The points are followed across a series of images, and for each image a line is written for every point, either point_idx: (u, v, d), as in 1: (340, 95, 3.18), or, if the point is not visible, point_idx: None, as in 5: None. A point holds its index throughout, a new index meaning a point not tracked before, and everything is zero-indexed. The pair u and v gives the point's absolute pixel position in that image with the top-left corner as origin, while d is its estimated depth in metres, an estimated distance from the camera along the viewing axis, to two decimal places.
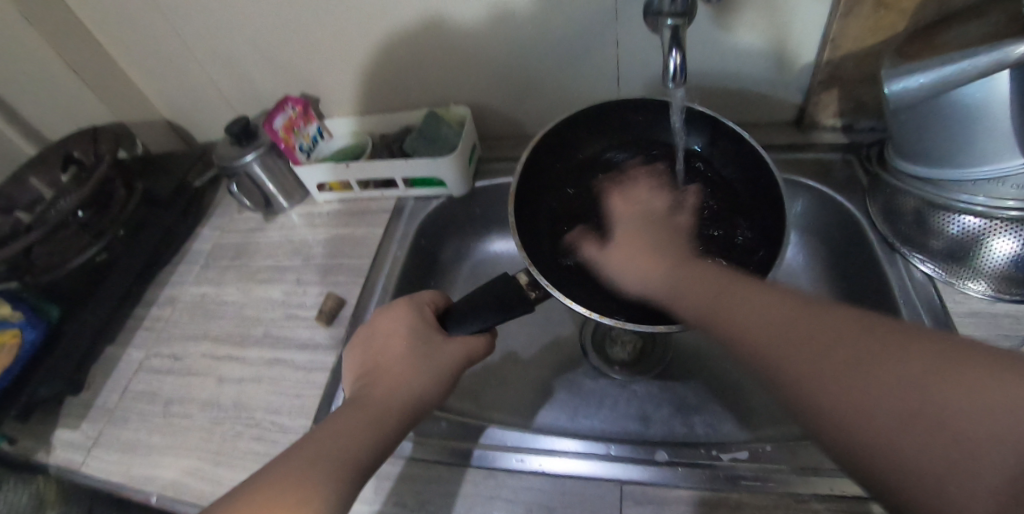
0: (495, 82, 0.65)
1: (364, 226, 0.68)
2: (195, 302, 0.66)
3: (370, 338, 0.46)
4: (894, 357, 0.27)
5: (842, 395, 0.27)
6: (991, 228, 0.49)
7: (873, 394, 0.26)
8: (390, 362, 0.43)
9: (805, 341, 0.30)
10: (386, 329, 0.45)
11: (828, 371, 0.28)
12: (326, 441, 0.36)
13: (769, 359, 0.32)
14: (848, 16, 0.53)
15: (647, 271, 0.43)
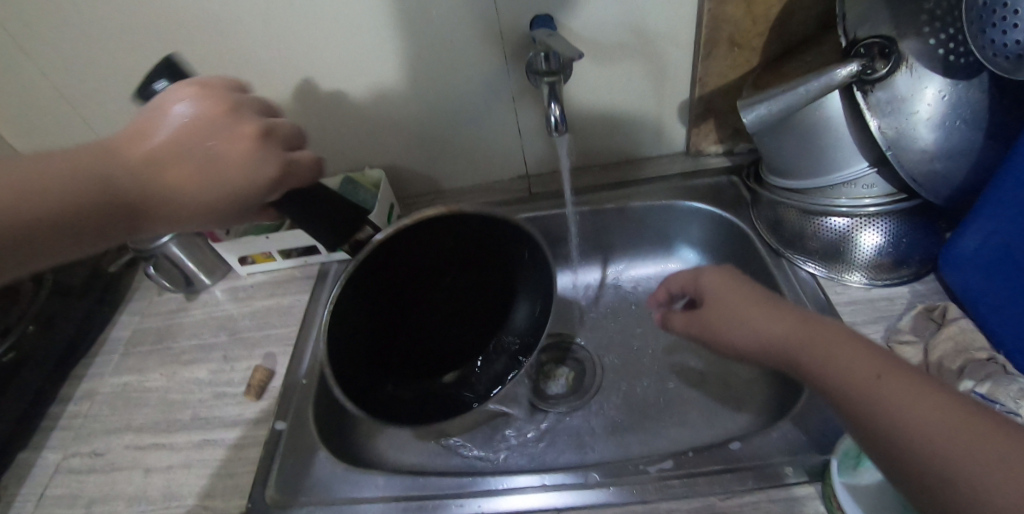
0: (408, 143, 0.69)
1: (290, 294, 0.69)
2: (117, 393, 0.63)
3: (183, 122, 0.36)
4: (949, 412, 0.29)
5: (931, 437, 0.28)
6: (856, 224, 0.56)
7: (966, 444, 0.27)
8: (242, 156, 0.37)
9: (867, 376, 0.32)
10: (223, 150, 0.36)
11: (918, 412, 0.29)
12: (4, 187, 0.32)
13: (844, 392, 0.33)
14: (709, 57, 0.60)
15: (762, 322, 0.39)
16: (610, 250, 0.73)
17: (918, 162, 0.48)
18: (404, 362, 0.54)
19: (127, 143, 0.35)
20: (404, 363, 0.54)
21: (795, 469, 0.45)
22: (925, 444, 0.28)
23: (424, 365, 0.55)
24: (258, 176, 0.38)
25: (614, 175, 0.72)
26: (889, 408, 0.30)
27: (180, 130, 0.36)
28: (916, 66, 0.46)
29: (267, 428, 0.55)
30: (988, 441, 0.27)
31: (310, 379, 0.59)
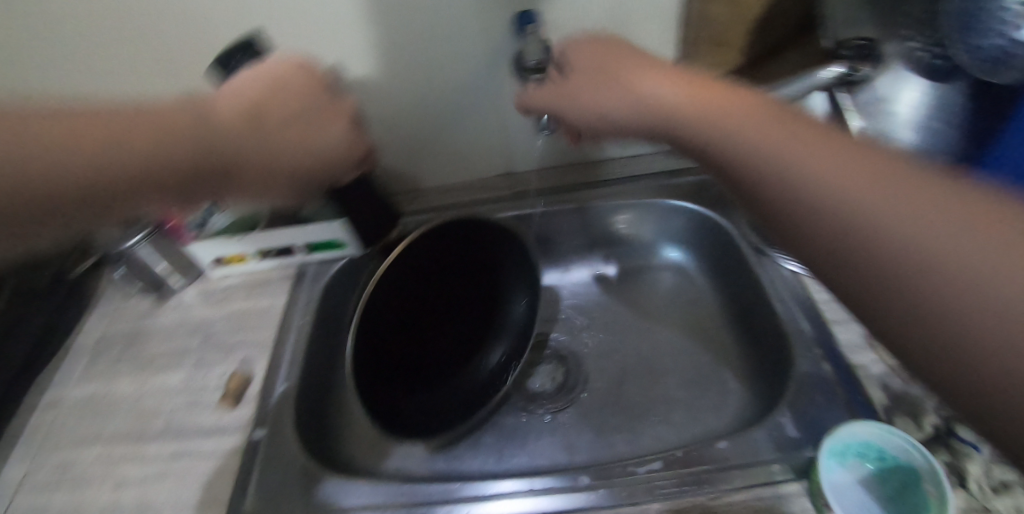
0: (387, 138, 0.67)
1: (265, 297, 0.67)
2: (84, 402, 0.60)
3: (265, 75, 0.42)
4: (935, 199, 0.24)
5: (915, 252, 0.23)
6: None
7: (941, 235, 0.23)
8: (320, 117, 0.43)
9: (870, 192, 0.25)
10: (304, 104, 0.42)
11: (884, 202, 0.24)
12: (121, 146, 0.33)
13: (828, 246, 0.27)
14: (692, 56, 0.60)
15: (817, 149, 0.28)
16: (592, 248, 0.73)
17: None
18: (422, 369, 0.61)
19: (224, 102, 0.39)
20: (412, 368, 0.60)
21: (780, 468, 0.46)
22: (930, 263, 0.23)
23: (432, 369, 0.61)
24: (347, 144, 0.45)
25: (596, 173, 0.71)
26: (885, 235, 0.24)
27: (261, 100, 0.40)
28: (901, 70, 0.48)
29: (245, 438, 0.53)
30: (985, 226, 0.22)
31: (289, 385, 0.57)
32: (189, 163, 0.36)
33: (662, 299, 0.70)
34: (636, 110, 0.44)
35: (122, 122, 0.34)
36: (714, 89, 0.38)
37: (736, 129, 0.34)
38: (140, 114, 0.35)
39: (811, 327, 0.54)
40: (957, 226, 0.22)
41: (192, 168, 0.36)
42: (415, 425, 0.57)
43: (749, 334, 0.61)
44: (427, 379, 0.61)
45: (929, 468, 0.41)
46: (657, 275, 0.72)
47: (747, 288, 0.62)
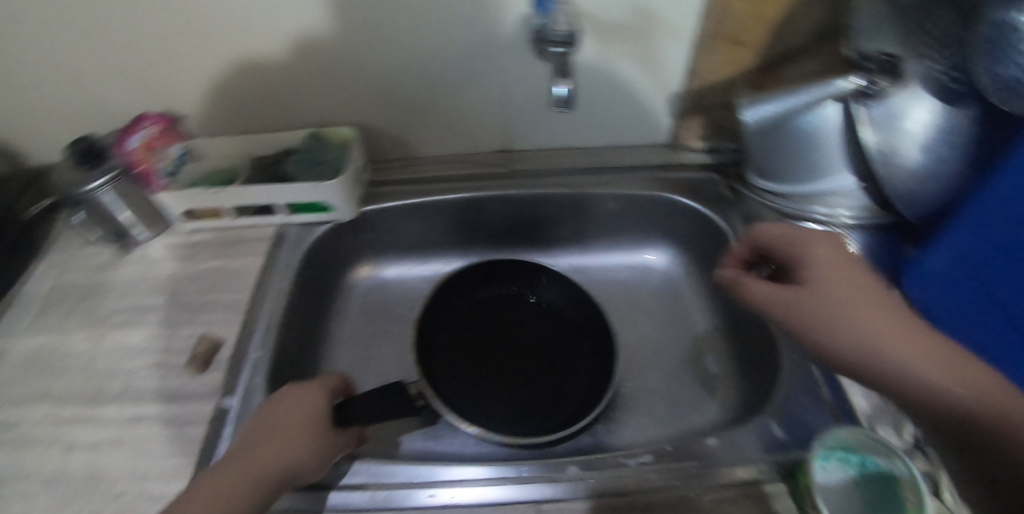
0: (382, 102, 0.63)
1: (239, 257, 0.62)
2: (30, 357, 0.55)
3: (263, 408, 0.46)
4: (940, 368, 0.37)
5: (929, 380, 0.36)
6: (833, 232, 0.56)
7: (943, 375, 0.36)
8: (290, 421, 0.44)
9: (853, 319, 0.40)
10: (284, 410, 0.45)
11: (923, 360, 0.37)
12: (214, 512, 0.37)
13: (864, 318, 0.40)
14: (708, 51, 0.59)
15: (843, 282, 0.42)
16: (585, 237, 0.71)
17: (901, 181, 0.49)
18: (538, 373, 0.61)
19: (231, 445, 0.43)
20: (534, 371, 0.61)
21: (764, 468, 0.46)
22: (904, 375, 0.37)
23: (559, 375, 0.61)
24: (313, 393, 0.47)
25: (597, 159, 0.69)
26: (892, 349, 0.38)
27: (276, 429, 0.44)
28: (915, 86, 0.45)
29: (213, 405, 0.50)
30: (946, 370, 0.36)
31: (262, 354, 0.53)
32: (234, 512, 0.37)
33: (650, 294, 0.70)
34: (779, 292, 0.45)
35: (212, 474, 0.40)
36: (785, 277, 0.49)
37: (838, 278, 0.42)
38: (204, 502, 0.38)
39: None
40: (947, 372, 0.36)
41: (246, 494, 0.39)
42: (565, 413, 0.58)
43: (736, 336, 0.61)
44: (565, 387, 0.60)
45: (909, 475, 0.41)
46: (647, 270, 0.71)
47: None
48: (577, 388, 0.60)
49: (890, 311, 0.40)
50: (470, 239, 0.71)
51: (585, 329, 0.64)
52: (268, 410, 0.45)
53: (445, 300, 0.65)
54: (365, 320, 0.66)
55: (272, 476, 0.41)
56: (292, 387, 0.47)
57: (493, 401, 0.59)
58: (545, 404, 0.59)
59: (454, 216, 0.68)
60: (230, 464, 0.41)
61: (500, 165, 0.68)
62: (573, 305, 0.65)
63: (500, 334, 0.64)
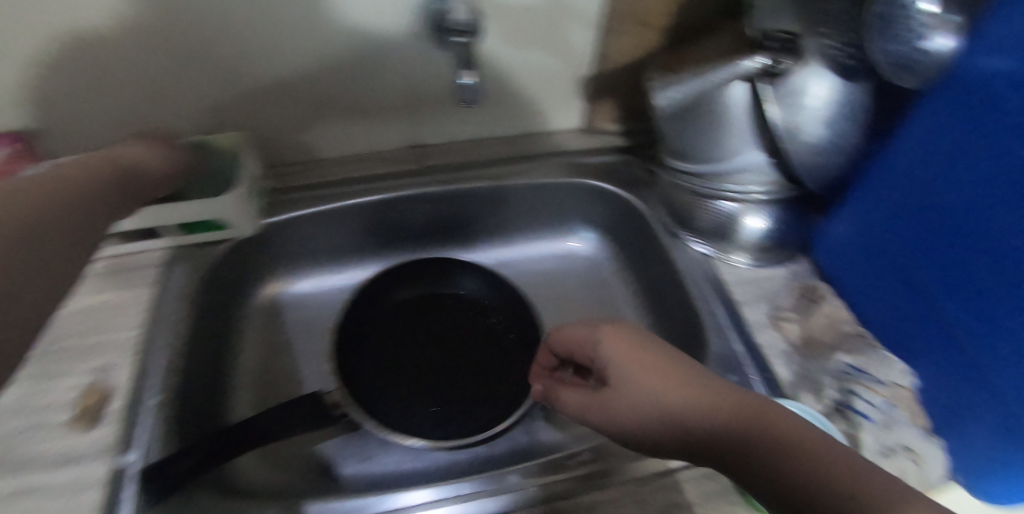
0: (270, 103, 0.57)
1: (124, 291, 0.55)
2: None
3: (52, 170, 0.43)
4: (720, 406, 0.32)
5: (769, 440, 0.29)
6: (744, 207, 0.57)
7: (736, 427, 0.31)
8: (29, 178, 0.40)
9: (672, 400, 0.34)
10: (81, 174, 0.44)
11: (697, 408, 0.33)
12: None
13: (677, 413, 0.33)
14: (615, 31, 0.56)
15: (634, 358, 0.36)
16: (508, 229, 0.69)
17: (804, 154, 0.50)
18: (469, 373, 0.59)
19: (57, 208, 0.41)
20: (463, 371, 0.59)
21: None
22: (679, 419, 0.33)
23: (490, 372, 0.59)
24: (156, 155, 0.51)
25: (513, 148, 0.67)
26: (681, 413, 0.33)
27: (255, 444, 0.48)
28: (814, 63, 0.46)
29: (108, 466, 0.44)
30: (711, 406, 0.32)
31: (161, 400, 0.48)
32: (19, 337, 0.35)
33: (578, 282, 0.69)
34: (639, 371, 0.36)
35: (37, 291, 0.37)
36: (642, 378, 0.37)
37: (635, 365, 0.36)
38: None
39: (721, 312, 0.56)
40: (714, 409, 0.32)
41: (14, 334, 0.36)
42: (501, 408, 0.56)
43: (663, 317, 0.62)
44: (495, 379, 0.58)
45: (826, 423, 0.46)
46: (573, 257, 0.70)
47: (663, 269, 0.62)
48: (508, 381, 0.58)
49: (706, 386, 0.34)
50: (388, 242, 0.66)
51: (511, 321, 0.63)
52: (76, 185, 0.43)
53: (362, 307, 0.62)
54: (280, 342, 0.61)
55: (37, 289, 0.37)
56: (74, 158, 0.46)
57: (423, 405, 0.56)
58: (476, 400, 0.57)
59: (367, 221, 0.63)
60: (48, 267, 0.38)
61: (412, 162, 0.64)
62: (498, 297, 0.64)
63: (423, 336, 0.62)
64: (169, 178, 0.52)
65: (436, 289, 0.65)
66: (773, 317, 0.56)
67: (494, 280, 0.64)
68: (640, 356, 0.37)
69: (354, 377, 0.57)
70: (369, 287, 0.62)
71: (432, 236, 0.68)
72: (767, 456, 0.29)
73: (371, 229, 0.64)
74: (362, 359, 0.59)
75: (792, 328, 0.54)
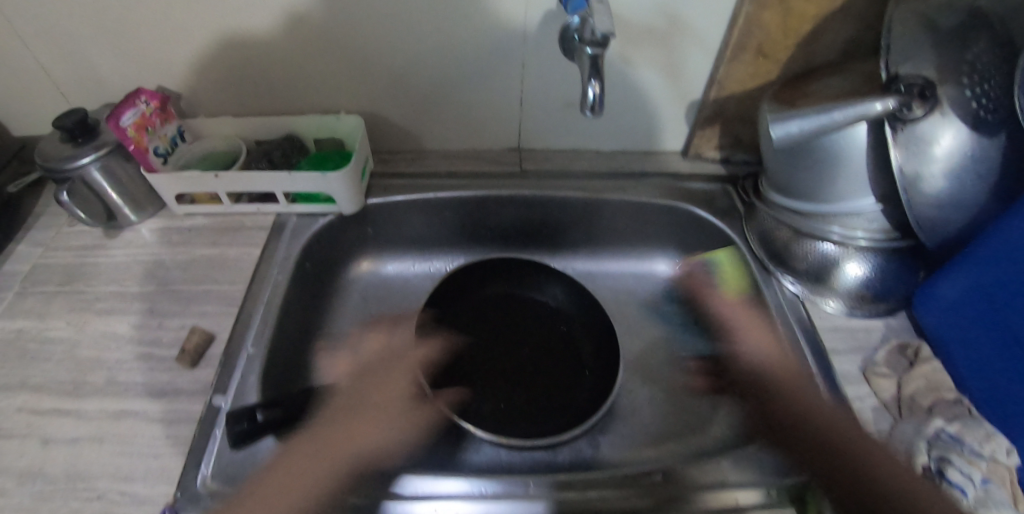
0: (392, 91, 0.60)
1: (237, 246, 0.59)
2: (8, 341, 0.53)
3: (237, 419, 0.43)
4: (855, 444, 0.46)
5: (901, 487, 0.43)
6: (846, 253, 0.55)
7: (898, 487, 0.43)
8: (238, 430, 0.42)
9: (841, 429, 0.47)
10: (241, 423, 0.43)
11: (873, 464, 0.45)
12: None
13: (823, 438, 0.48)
14: (733, 61, 0.57)
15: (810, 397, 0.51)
16: (595, 242, 0.70)
17: (923, 205, 0.48)
18: (540, 377, 0.59)
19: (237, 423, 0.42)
20: (535, 375, 0.60)
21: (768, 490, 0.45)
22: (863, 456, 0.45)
23: (560, 379, 0.60)
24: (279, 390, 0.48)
25: (610, 164, 0.67)
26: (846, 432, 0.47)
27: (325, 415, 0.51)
28: (948, 112, 0.44)
29: (204, 403, 0.47)
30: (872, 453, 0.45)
31: (259, 350, 0.50)
32: None
33: (656, 304, 0.69)
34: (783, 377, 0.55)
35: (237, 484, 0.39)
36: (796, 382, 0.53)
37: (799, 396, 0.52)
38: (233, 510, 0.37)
39: (808, 356, 0.54)
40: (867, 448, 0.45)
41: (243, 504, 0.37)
42: (567, 418, 0.56)
43: (745, 352, 0.61)
44: (564, 389, 0.59)
45: None
46: (654, 278, 0.70)
47: (751, 304, 0.61)
48: (578, 393, 0.59)
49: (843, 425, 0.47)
50: (477, 238, 0.68)
51: (586, 333, 0.63)
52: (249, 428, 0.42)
53: (445, 296, 0.63)
54: (364, 316, 0.64)
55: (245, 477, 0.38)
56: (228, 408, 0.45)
57: (491, 402, 0.57)
58: (543, 406, 0.57)
59: (461, 214, 0.65)
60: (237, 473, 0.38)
61: (512, 164, 0.66)
62: (577, 307, 0.64)
63: (499, 333, 0.63)
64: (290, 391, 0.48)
65: (518, 290, 0.66)
66: (865, 370, 0.53)
67: (577, 291, 0.64)
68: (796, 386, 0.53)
69: (430, 362, 0.59)
70: (456, 278, 0.64)
71: (521, 238, 0.69)
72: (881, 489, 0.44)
73: (465, 224, 0.66)
74: (439, 346, 0.61)
75: (885, 384, 0.51)
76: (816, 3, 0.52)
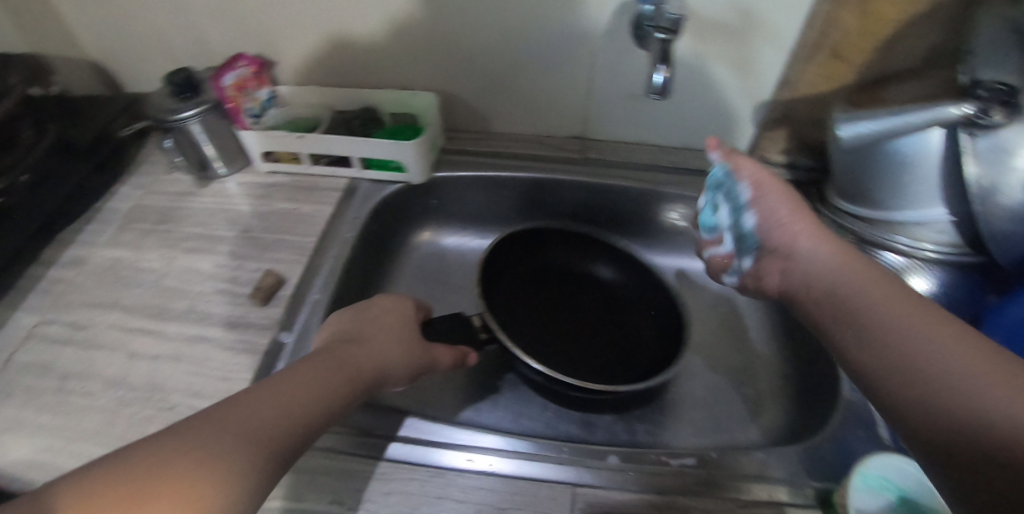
0: (466, 73, 0.63)
1: (310, 203, 0.62)
2: (107, 267, 0.59)
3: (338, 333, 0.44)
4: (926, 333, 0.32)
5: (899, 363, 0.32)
6: (913, 265, 0.54)
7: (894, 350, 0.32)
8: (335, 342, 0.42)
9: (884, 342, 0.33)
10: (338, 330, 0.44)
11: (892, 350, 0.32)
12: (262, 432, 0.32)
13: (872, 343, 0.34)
14: (807, 62, 0.57)
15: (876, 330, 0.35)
16: (648, 235, 0.70)
17: (998, 219, 0.45)
18: (594, 345, 0.60)
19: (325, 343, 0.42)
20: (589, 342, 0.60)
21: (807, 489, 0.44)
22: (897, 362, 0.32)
23: (615, 351, 0.60)
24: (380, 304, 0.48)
25: (672, 157, 0.68)
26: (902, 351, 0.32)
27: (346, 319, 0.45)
28: None
29: (270, 338, 0.50)
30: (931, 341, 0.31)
31: (323, 297, 0.54)
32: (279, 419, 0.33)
33: (707, 303, 0.68)
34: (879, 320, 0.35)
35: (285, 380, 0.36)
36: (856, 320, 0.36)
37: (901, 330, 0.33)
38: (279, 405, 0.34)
39: None
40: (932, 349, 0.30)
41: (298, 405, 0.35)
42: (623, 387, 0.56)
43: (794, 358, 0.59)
44: (619, 360, 0.59)
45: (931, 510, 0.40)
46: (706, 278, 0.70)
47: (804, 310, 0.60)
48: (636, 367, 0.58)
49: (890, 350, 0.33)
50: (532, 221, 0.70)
51: (643, 308, 0.63)
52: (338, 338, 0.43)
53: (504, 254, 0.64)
54: (419, 283, 0.66)
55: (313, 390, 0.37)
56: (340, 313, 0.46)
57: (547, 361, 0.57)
58: (598, 372, 0.57)
59: (520, 194, 0.67)
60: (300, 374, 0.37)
61: (573, 151, 0.68)
62: (637, 280, 0.64)
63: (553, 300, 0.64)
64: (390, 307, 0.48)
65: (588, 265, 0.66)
66: None
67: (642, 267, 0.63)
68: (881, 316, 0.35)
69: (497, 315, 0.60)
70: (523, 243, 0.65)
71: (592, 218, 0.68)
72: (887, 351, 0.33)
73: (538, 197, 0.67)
74: (496, 302, 0.61)
75: None
76: (897, 6, 0.50)
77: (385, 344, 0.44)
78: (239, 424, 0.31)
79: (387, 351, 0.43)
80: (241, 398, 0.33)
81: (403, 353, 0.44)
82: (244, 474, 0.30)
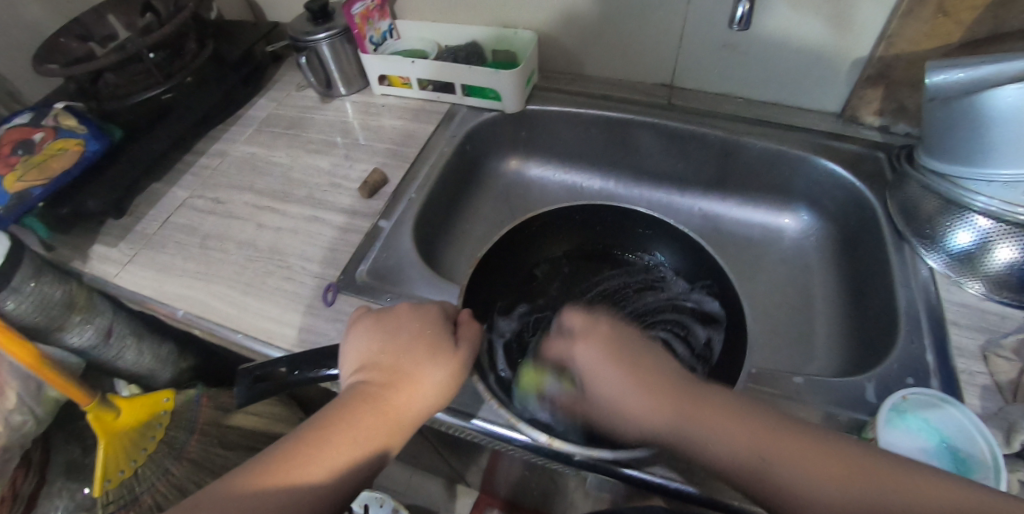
0: (565, 15, 0.68)
1: (415, 122, 0.71)
2: (245, 159, 0.71)
3: (386, 336, 0.43)
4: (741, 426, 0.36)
5: (792, 486, 0.33)
6: (999, 233, 0.50)
7: (739, 448, 0.35)
8: (392, 359, 0.42)
9: (756, 455, 0.34)
10: (397, 329, 0.43)
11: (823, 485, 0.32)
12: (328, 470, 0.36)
13: (763, 488, 0.34)
14: (908, 16, 0.56)
15: (645, 412, 0.39)
16: (724, 187, 0.74)
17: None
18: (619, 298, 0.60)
19: (372, 360, 0.42)
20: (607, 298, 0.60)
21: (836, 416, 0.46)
22: (773, 476, 0.33)
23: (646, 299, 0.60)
24: (432, 309, 0.45)
25: (757, 112, 0.70)
26: (789, 482, 0.33)
27: (383, 334, 0.43)
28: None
29: (371, 223, 0.59)
30: (805, 457, 0.33)
31: (418, 198, 0.62)
32: (358, 462, 0.38)
33: (777, 257, 0.72)
34: (658, 414, 0.39)
35: (351, 415, 0.38)
36: (703, 412, 0.37)
37: (716, 435, 0.36)
38: (349, 441, 0.38)
39: (926, 319, 0.52)
40: (825, 470, 0.33)
41: (366, 441, 0.38)
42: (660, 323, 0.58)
43: (857, 316, 0.60)
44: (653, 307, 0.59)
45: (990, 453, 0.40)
46: (779, 234, 0.72)
47: (876, 271, 0.60)
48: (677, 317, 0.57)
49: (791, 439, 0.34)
50: (613, 163, 0.75)
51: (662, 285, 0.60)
52: (384, 348, 0.42)
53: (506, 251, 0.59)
54: (501, 204, 0.74)
55: (356, 427, 0.38)
56: (407, 306, 0.45)
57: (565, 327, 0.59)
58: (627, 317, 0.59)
59: (604, 133, 0.72)
60: (363, 407, 0.39)
61: (661, 98, 0.72)
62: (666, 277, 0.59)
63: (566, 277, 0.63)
64: (429, 315, 0.45)
65: (621, 251, 0.64)
66: (985, 349, 0.49)
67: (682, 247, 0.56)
68: (717, 421, 0.37)
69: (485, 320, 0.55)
70: (539, 226, 0.61)
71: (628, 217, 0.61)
72: (709, 450, 0.36)
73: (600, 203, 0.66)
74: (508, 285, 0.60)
75: (1004, 367, 0.47)
76: None
77: (438, 369, 0.42)
78: (338, 457, 0.37)
79: (430, 370, 0.41)
80: (350, 416, 0.38)
81: (455, 364, 0.42)
82: (372, 453, 0.38)
